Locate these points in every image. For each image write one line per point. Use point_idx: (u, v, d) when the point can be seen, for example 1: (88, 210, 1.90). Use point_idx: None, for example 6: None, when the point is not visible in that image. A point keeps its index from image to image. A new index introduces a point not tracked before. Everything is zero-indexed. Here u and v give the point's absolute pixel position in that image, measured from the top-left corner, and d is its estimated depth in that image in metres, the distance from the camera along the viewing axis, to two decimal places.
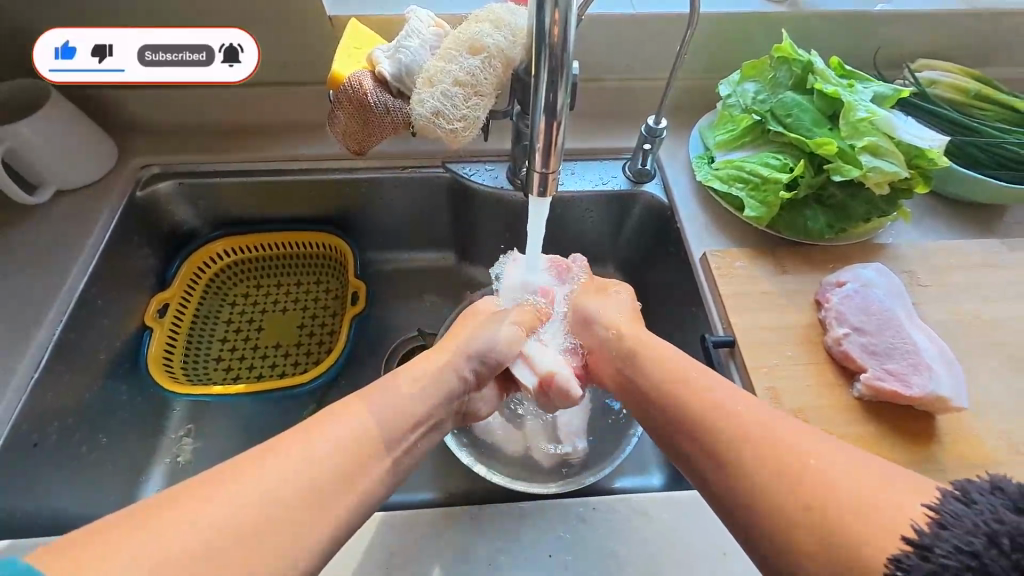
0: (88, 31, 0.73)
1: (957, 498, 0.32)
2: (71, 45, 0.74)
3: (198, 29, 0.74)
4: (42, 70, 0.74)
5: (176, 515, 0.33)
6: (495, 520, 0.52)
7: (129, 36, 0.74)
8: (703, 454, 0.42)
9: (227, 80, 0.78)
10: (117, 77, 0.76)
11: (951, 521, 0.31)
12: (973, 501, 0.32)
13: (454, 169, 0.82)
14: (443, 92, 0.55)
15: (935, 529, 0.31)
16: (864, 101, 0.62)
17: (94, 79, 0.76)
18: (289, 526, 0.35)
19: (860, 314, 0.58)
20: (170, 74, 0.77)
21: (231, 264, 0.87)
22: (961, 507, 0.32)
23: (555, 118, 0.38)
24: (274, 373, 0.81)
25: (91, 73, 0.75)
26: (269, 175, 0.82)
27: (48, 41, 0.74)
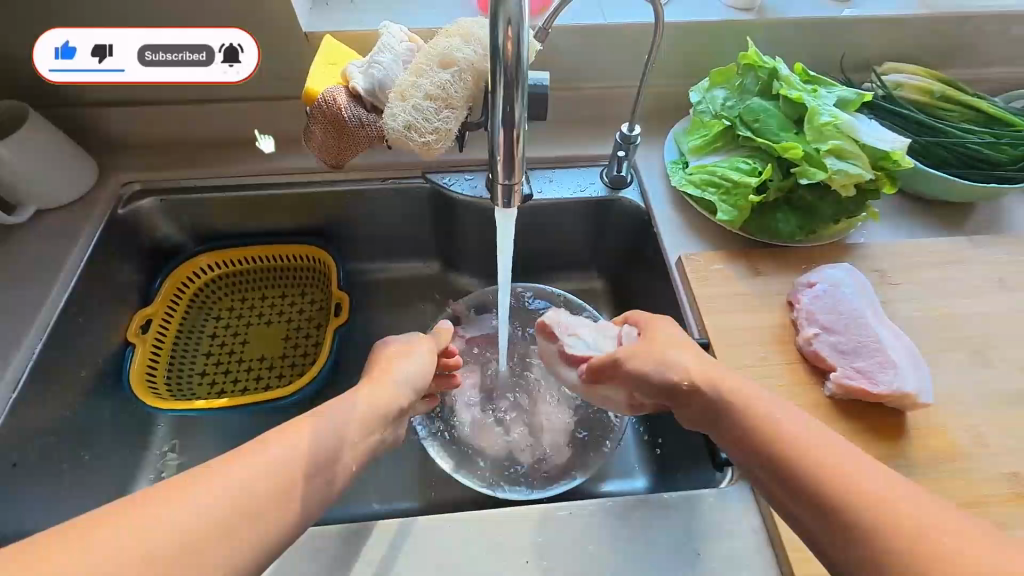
0: (88, 31, 0.73)
1: None
2: (71, 46, 0.74)
3: (197, 29, 0.74)
4: (43, 69, 0.74)
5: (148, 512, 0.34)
6: (470, 528, 0.51)
7: (129, 35, 0.74)
8: (789, 491, 0.41)
9: (227, 80, 0.78)
10: (116, 76, 0.76)
11: None
12: None
13: (434, 179, 0.83)
14: (414, 105, 0.56)
15: None
16: (827, 105, 0.63)
17: (94, 79, 0.76)
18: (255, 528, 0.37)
19: (830, 314, 0.59)
20: (170, 74, 0.77)
21: (216, 278, 0.87)
22: None
23: (515, 130, 0.39)
24: (259, 386, 0.81)
25: (92, 73, 0.75)
26: (247, 188, 0.83)
27: (48, 41, 0.73)
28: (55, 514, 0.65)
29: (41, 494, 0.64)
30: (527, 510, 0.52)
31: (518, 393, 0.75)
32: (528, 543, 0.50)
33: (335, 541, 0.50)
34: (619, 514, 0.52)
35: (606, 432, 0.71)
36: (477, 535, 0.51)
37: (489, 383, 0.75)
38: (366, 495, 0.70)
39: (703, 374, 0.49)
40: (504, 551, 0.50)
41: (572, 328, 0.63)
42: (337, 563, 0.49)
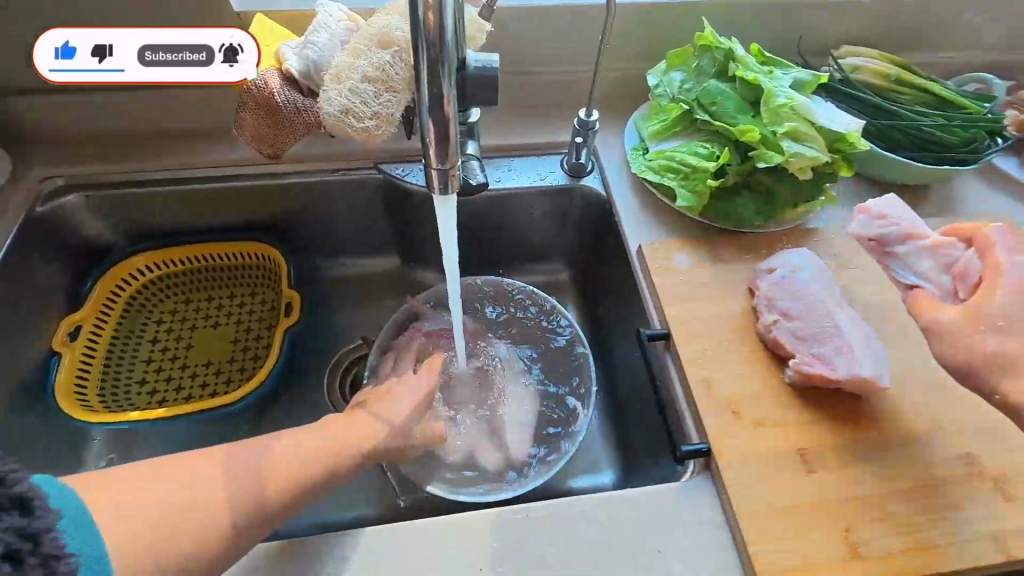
0: (88, 31, 0.71)
1: None
2: (71, 46, 0.71)
3: (201, 30, 0.72)
4: (42, 69, 0.72)
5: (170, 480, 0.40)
6: (421, 537, 0.48)
7: (130, 34, 0.72)
8: None
9: (227, 80, 0.73)
10: (116, 77, 0.73)
11: None
12: None
13: (387, 170, 0.78)
14: (351, 87, 0.52)
15: None
16: (783, 86, 0.62)
17: (94, 79, 0.73)
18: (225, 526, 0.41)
19: (790, 300, 0.58)
20: (168, 74, 0.73)
21: (155, 279, 0.81)
22: None
23: (444, 109, 0.36)
24: (205, 393, 0.76)
25: (91, 74, 0.72)
26: (185, 182, 0.78)
27: (48, 42, 0.71)
28: None
29: None
30: (482, 515, 0.50)
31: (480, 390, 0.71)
32: (482, 548, 0.48)
33: (275, 559, 0.47)
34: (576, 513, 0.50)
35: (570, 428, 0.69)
36: (427, 544, 0.48)
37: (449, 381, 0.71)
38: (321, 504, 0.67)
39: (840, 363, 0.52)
40: (456, 558, 0.47)
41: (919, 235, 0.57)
42: None
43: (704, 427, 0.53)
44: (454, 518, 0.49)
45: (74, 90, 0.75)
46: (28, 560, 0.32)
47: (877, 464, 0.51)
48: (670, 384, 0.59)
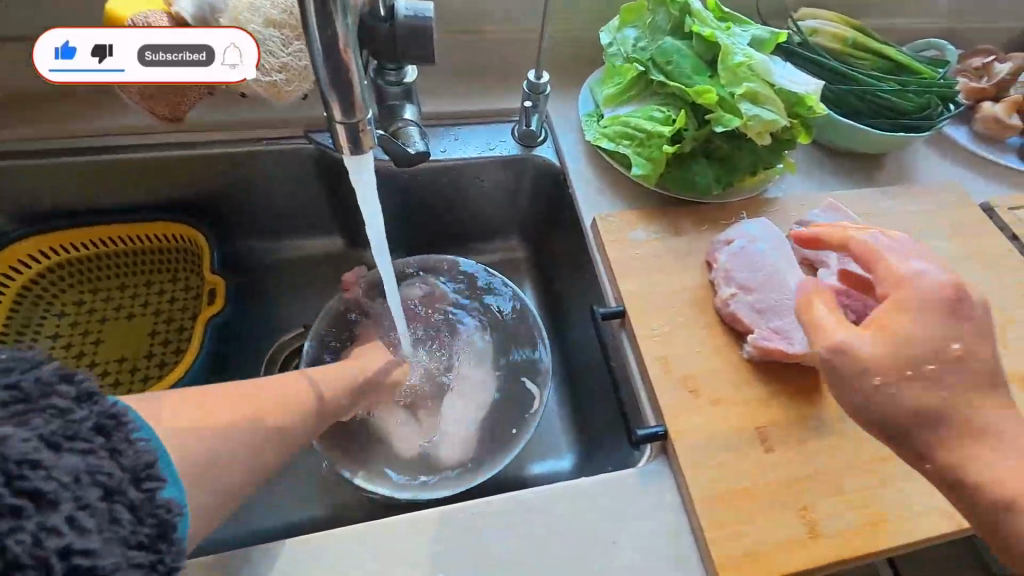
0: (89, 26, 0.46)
1: None
2: (71, 45, 0.48)
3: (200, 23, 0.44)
4: (41, 69, 0.51)
5: None
6: (353, 545, 0.43)
7: (128, 30, 0.45)
8: None
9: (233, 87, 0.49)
10: (116, 79, 0.46)
11: None
12: None
13: (319, 139, 0.71)
14: (252, 31, 0.45)
15: None
16: (741, 44, 0.58)
17: (94, 83, 0.48)
18: None
19: (747, 272, 0.55)
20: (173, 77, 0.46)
21: (52, 267, 0.71)
22: None
23: (344, 58, 0.29)
24: (118, 393, 0.68)
25: (90, 77, 0.48)
26: (82, 154, 0.68)
27: (50, 40, 0.49)
28: None
29: None
30: (422, 517, 0.45)
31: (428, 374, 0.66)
32: (423, 551, 0.44)
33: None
34: (527, 506, 0.46)
35: (526, 411, 0.64)
36: (361, 550, 0.43)
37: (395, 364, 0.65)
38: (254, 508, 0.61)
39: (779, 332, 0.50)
40: (394, 563, 0.43)
41: None
42: None
43: (661, 408, 0.50)
44: (391, 521, 0.45)
45: None
46: (114, 435, 0.33)
47: (834, 438, 0.49)
48: (626, 364, 0.55)
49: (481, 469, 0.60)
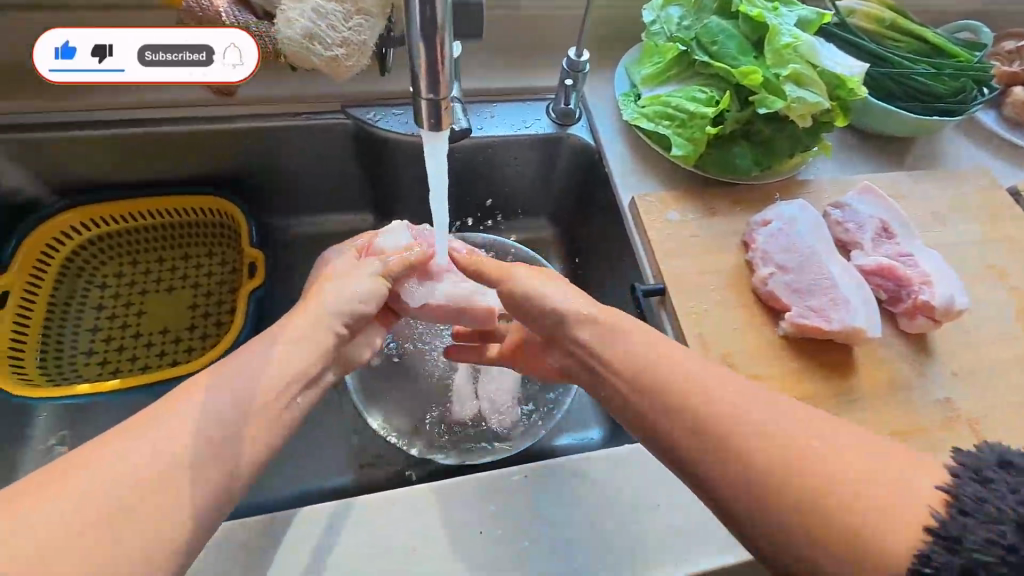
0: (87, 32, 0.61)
1: (971, 477, 0.30)
2: (70, 46, 0.62)
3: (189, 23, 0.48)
4: (42, 69, 0.64)
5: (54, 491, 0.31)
6: (413, 505, 0.46)
7: (128, 33, 0.60)
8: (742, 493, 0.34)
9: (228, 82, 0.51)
10: (115, 78, 0.63)
11: (972, 506, 0.29)
12: (988, 479, 0.30)
13: (356, 115, 0.71)
14: (316, 7, 0.45)
15: (955, 515, 0.29)
16: (787, 25, 0.59)
17: (94, 81, 0.64)
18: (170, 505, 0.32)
19: (784, 253, 0.57)
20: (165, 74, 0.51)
21: (94, 239, 0.72)
22: (979, 489, 0.30)
23: (437, 38, 0.30)
24: (162, 363, 0.69)
25: (92, 75, 0.64)
26: (116, 126, 0.67)
27: (47, 41, 0.62)
28: None
29: None
30: (477, 480, 0.48)
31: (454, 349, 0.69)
32: (479, 509, 0.47)
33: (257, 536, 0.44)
34: (573, 471, 0.49)
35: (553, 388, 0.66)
36: (422, 507, 0.46)
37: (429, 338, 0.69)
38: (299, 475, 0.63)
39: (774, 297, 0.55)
40: (454, 519, 0.46)
41: (890, 230, 0.60)
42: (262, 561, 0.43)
43: None
44: (448, 484, 0.48)
45: None
46: None
47: (862, 412, 0.52)
48: None
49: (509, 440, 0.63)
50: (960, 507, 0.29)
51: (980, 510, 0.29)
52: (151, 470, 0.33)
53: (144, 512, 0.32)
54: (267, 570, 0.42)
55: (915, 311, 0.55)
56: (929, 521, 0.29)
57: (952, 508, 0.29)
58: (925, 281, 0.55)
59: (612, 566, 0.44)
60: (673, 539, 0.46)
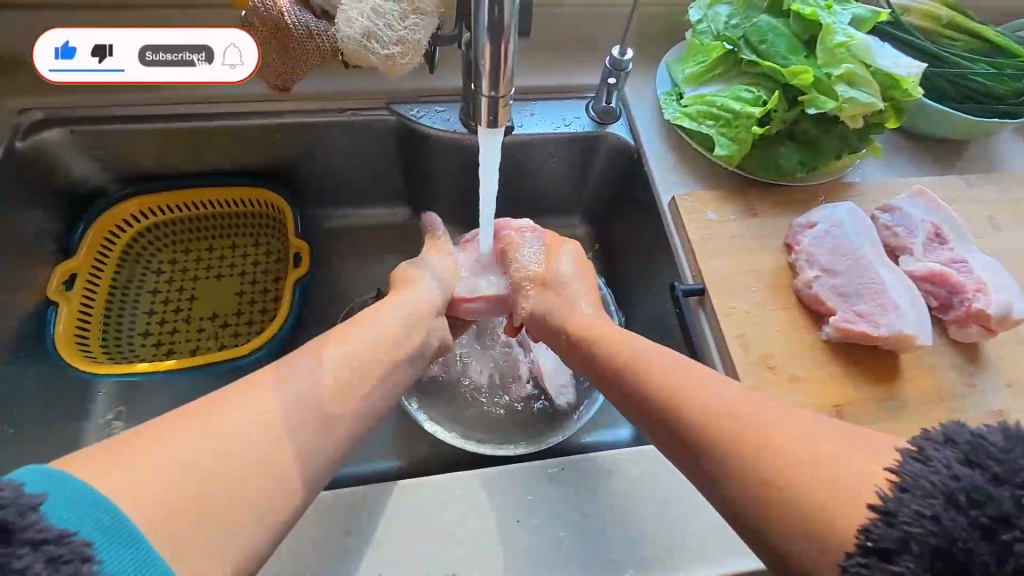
0: (89, 31, 0.67)
1: (915, 456, 0.32)
2: (71, 45, 0.68)
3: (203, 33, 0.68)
4: (42, 69, 0.68)
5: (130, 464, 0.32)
6: (454, 492, 0.47)
7: (128, 33, 0.67)
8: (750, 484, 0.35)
9: (227, 80, 0.69)
10: (116, 77, 0.69)
11: (911, 483, 0.30)
12: (929, 457, 0.31)
13: (400, 111, 0.73)
14: (375, 6, 0.46)
15: (896, 493, 0.30)
16: (841, 23, 0.58)
17: (93, 80, 0.68)
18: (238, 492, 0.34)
19: (830, 255, 0.56)
20: (169, 74, 0.70)
21: (152, 226, 0.76)
22: (920, 466, 0.31)
23: (502, 38, 0.31)
24: (211, 346, 0.72)
25: (91, 74, 0.68)
26: (176, 121, 0.70)
27: (49, 41, 0.68)
28: None
29: None
30: (515, 470, 0.49)
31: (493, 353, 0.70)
32: (519, 498, 0.48)
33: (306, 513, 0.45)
34: (610, 466, 0.50)
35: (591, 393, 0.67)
36: (463, 494, 0.47)
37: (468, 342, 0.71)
38: None
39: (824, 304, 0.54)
40: (493, 507, 0.47)
41: (943, 236, 0.58)
42: (310, 538, 0.44)
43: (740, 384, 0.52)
44: (488, 472, 0.49)
45: (49, 9, 0.67)
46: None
47: (906, 420, 0.51)
48: (704, 342, 0.57)
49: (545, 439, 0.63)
50: (901, 485, 0.31)
51: (917, 485, 0.30)
52: (276, 423, 0.37)
53: (277, 457, 0.36)
54: (313, 547, 0.44)
55: (967, 318, 0.53)
56: (874, 500, 0.31)
57: (894, 487, 0.31)
58: (980, 287, 0.54)
59: (649, 562, 0.45)
60: (710, 539, 0.46)
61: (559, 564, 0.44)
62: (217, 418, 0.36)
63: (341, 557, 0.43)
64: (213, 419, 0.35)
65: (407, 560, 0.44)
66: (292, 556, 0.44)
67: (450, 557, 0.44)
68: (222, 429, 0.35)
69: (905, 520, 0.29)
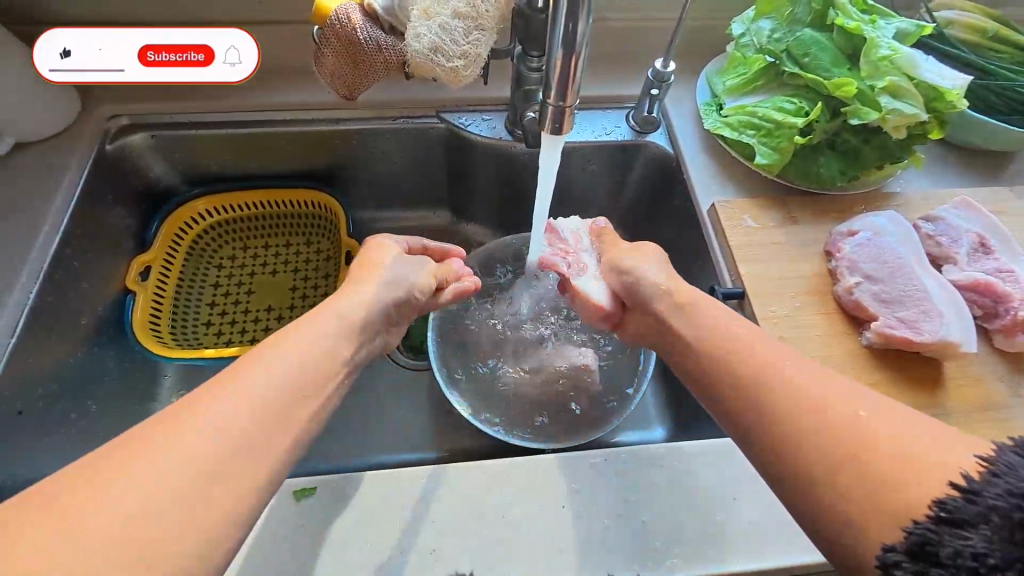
0: (93, 32, 0.73)
1: (1013, 451, 0.31)
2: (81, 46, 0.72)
3: (201, 29, 0.74)
4: (43, 70, 0.69)
5: (108, 479, 0.30)
6: (503, 481, 0.50)
7: (129, 36, 0.73)
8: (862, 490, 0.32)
9: (227, 80, 0.76)
10: (117, 77, 0.74)
11: (1006, 470, 0.30)
12: None
13: (449, 119, 0.77)
14: (442, 24, 0.50)
15: (987, 476, 0.30)
16: (886, 37, 0.59)
17: (94, 80, 0.73)
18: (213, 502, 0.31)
19: (872, 262, 0.57)
20: (169, 74, 0.76)
21: (216, 223, 0.82)
22: (1018, 458, 0.31)
23: (575, 51, 0.34)
24: (267, 337, 0.77)
25: (92, 74, 0.73)
26: (244, 128, 0.76)
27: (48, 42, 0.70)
28: (71, 461, 0.62)
29: (55, 445, 0.62)
30: (560, 459, 0.51)
31: (508, 324, 0.73)
32: (564, 488, 0.50)
33: (365, 490, 0.49)
34: (651, 459, 0.52)
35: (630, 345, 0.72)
36: (511, 480, 0.50)
37: (463, 327, 0.73)
38: (383, 447, 0.69)
39: (870, 315, 0.55)
40: (541, 493, 0.49)
41: (988, 244, 0.59)
42: (367, 513, 0.48)
43: None
44: (533, 461, 0.51)
45: (136, 25, 0.74)
46: None
47: (948, 426, 0.51)
48: None
49: (605, 422, 0.67)
50: (993, 470, 0.30)
51: (1012, 473, 0.30)
52: (255, 415, 0.35)
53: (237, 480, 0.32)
54: (369, 525, 0.47)
55: (1014, 328, 0.54)
56: (959, 479, 0.31)
57: (985, 471, 0.30)
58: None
59: (689, 552, 0.47)
60: (748, 534, 0.48)
61: (601, 546, 0.47)
62: (176, 439, 0.32)
63: (397, 531, 0.47)
64: (162, 449, 0.31)
65: (456, 537, 0.47)
66: (349, 529, 0.47)
67: (501, 536, 0.47)
68: (191, 445, 0.32)
69: (993, 497, 0.29)
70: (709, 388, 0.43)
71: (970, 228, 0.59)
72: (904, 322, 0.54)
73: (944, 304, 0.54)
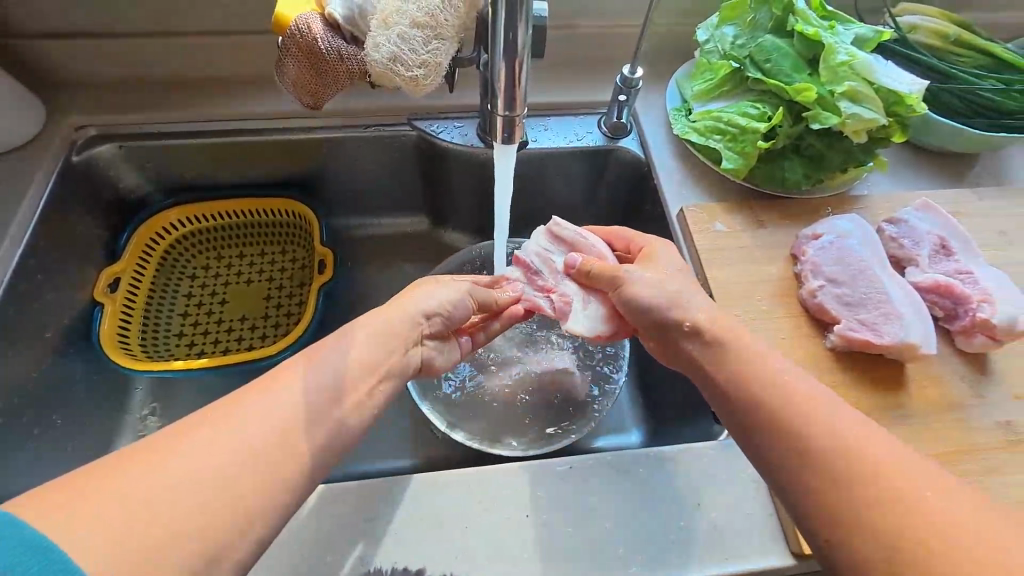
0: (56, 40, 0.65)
1: None
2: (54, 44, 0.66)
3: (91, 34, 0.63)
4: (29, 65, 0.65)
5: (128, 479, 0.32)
6: (467, 491, 0.50)
7: None
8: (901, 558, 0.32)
9: None
10: None
11: None
12: None
13: (421, 126, 0.77)
14: (400, 33, 0.50)
15: None
16: (844, 42, 0.60)
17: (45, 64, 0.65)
18: (217, 513, 0.33)
19: (835, 265, 0.57)
20: None
21: (190, 233, 0.81)
22: None
23: (516, 59, 0.35)
24: (240, 347, 0.76)
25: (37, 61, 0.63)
26: (213, 137, 0.76)
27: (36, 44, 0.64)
28: (37, 475, 0.61)
29: (17, 460, 0.61)
30: (526, 468, 0.51)
31: None
32: (530, 497, 0.49)
33: (327, 502, 0.48)
34: (618, 465, 0.51)
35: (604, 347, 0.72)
36: (478, 488, 0.50)
37: None
38: (357, 456, 0.68)
39: (833, 318, 0.55)
40: (508, 502, 0.49)
41: (948, 245, 0.59)
42: (329, 527, 0.47)
43: None
44: (497, 469, 0.51)
45: (104, 35, 0.74)
46: None
47: (911, 427, 0.52)
48: None
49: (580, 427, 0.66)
50: None
51: None
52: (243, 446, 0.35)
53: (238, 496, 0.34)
54: (331, 539, 0.46)
55: (972, 329, 0.54)
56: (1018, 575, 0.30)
57: None
58: (985, 298, 0.55)
59: (653, 559, 0.46)
60: (712, 539, 0.47)
61: (566, 555, 0.46)
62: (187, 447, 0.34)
63: (359, 543, 0.46)
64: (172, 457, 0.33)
65: (419, 549, 0.46)
66: (309, 542, 0.46)
67: (467, 546, 0.47)
68: (175, 468, 0.33)
69: None
70: (743, 410, 0.42)
71: (933, 228, 0.60)
72: (867, 325, 0.54)
73: (907, 304, 0.55)
